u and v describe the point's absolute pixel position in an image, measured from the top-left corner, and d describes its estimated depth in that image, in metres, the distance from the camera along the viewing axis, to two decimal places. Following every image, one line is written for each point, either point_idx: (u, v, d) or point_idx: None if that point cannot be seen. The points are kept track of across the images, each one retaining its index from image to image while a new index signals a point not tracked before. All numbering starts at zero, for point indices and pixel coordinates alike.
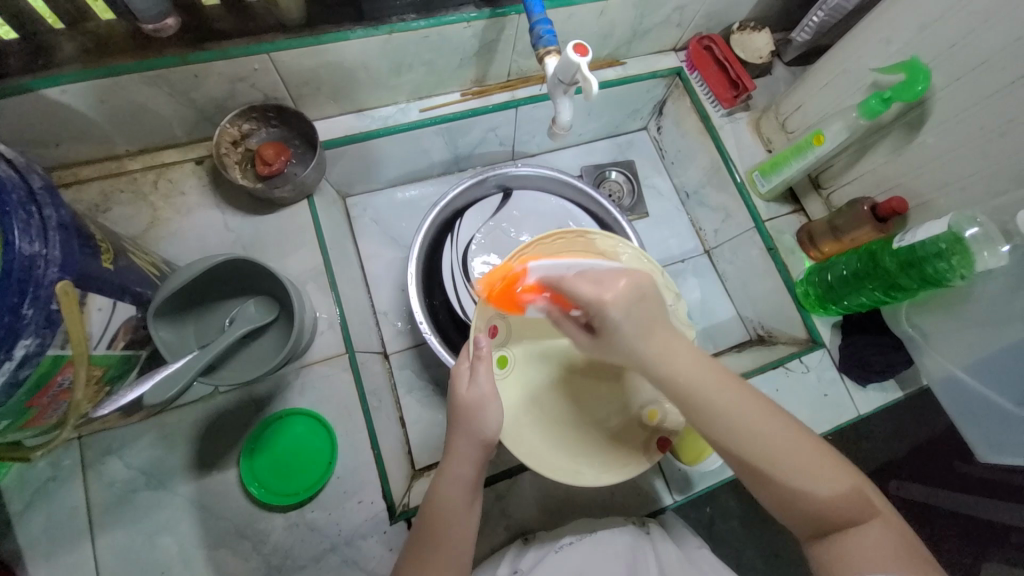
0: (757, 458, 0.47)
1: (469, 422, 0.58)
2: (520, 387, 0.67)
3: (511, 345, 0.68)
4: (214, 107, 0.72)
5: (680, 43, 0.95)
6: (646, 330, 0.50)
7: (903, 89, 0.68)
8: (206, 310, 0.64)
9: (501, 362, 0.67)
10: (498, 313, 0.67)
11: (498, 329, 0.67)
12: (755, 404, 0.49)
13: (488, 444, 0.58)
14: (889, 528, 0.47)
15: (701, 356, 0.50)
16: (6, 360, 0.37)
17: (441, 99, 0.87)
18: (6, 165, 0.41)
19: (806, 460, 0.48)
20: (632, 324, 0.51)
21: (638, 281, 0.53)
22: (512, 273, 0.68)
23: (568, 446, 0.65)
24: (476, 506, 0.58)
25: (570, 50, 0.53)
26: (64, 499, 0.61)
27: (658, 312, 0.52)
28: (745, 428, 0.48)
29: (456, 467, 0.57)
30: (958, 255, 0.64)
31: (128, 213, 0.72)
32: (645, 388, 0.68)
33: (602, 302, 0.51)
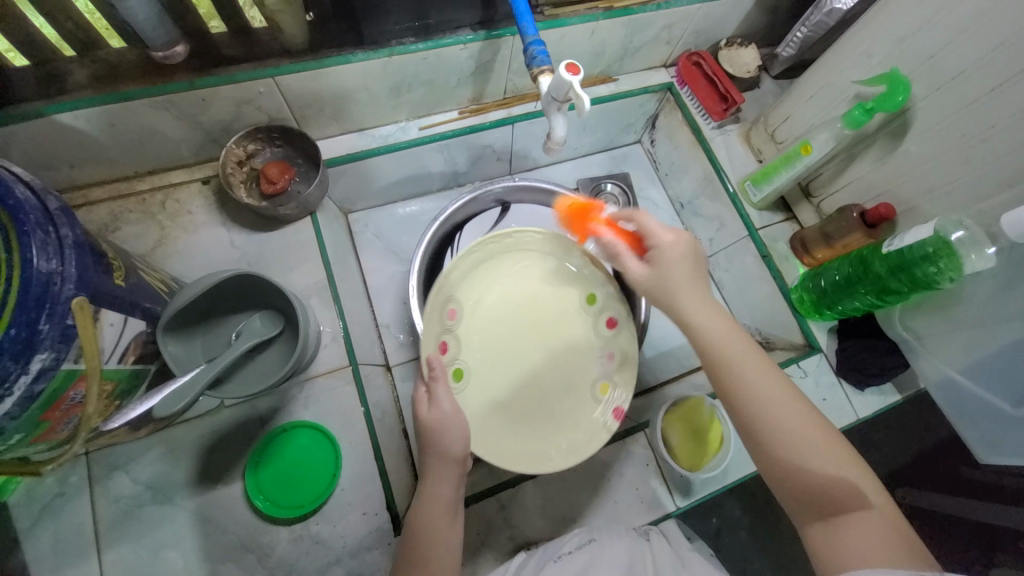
0: (766, 425, 0.53)
1: (437, 446, 0.59)
2: (480, 391, 0.69)
3: (465, 357, 0.70)
4: (221, 128, 0.74)
5: (669, 60, 0.98)
6: (682, 281, 0.58)
7: (885, 99, 0.70)
8: (213, 325, 0.65)
9: (456, 376, 0.69)
10: (444, 325, 0.70)
11: (450, 343, 0.70)
12: (770, 380, 0.55)
13: (460, 462, 0.59)
14: (883, 520, 0.48)
15: (731, 328, 0.58)
16: (22, 374, 0.39)
17: (440, 117, 0.90)
18: (24, 188, 0.43)
19: (808, 437, 0.52)
20: (681, 273, 0.59)
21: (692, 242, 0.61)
22: (452, 286, 0.72)
23: (532, 440, 0.67)
24: (458, 524, 0.58)
25: (562, 69, 0.55)
26: (70, 515, 0.61)
27: (701, 269, 0.61)
28: (754, 396, 0.54)
29: (436, 486, 0.58)
30: (946, 259, 0.66)
31: (137, 232, 0.74)
32: (599, 368, 0.72)
33: (663, 241, 0.60)
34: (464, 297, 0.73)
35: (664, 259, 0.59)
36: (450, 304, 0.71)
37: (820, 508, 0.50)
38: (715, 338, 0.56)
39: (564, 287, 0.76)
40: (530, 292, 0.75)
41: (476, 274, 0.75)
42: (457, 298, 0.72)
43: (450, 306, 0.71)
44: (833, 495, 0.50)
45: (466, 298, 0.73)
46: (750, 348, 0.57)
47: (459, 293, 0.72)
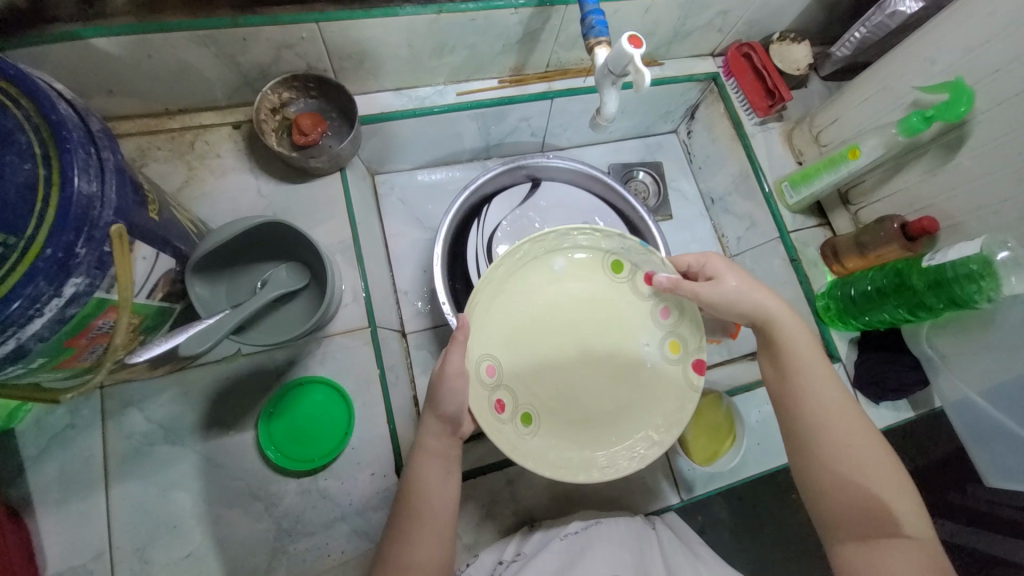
0: (822, 431, 0.56)
1: (430, 406, 0.58)
2: (555, 421, 0.63)
3: (521, 397, 0.63)
4: (257, 72, 0.72)
5: (719, 49, 0.95)
6: (749, 291, 0.62)
7: (946, 109, 0.68)
8: (239, 272, 0.64)
9: (526, 421, 0.62)
10: (487, 385, 0.61)
11: (500, 394, 0.62)
12: (839, 396, 0.58)
13: (453, 420, 0.58)
14: (922, 551, 0.51)
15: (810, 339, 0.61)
16: (55, 297, 0.38)
17: (479, 84, 0.87)
18: (67, 105, 0.41)
19: (863, 452, 0.55)
20: (747, 288, 0.62)
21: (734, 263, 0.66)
22: (480, 341, 0.62)
23: (612, 421, 0.64)
24: (453, 478, 0.58)
25: (624, 40, 0.53)
26: (82, 447, 0.61)
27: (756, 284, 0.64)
28: (820, 406, 0.57)
29: (427, 441, 0.58)
30: (988, 279, 0.64)
31: (165, 170, 0.73)
32: (655, 332, 0.66)
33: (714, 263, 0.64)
34: (495, 346, 0.63)
35: (724, 275, 0.63)
36: (487, 360, 0.62)
37: (860, 523, 0.53)
38: (789, 347, 0.60)
39: (586, 265, 0.67)
40: (561, 286, 0.67)
41: (491, 299, 0.64)
42: (487, 334, 0.63)
43: (488, 362, 0.62)
44: (875, 510, 0.53)
45: (494, 341, 0.63)
46: (825, 361, 0.60)
47: (487, 344, 0.63)
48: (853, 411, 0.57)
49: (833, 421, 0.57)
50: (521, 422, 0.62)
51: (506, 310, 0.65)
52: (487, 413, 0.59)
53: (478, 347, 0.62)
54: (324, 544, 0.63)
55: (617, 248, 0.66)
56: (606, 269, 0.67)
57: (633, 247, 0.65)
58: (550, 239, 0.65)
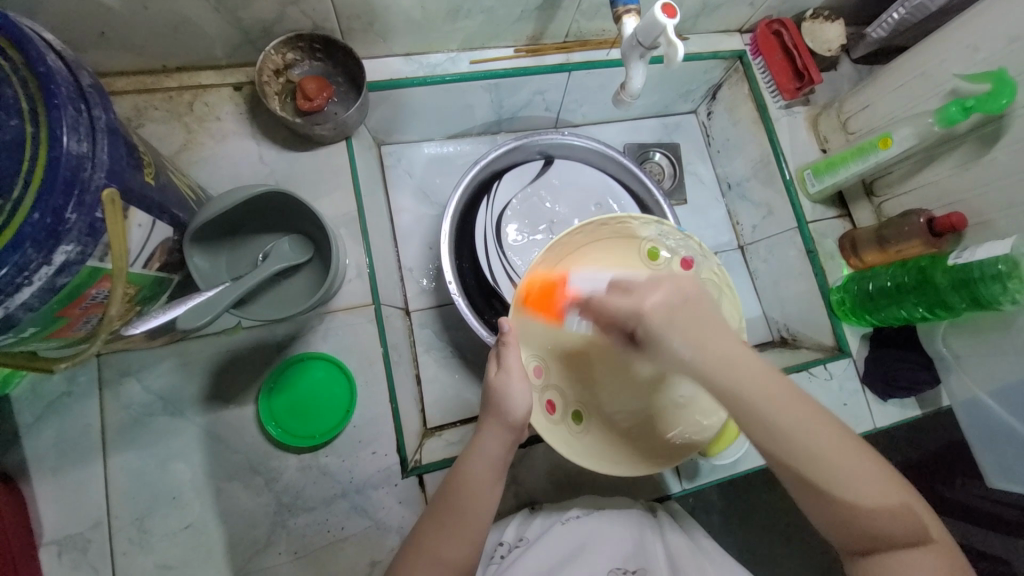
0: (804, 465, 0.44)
1: (496, 409, 0.55)
2: (605, 419, 0.65)
3: (570, 395, 0.65)
4: (260, 30, 0.68)
5: (747, 25, 0.90)
6: (707, 335, 0.45)
7: (987, 100, 0.65)
8: (239, 243, 0.62)
9: (576, 420, 0.64)
10: (536, 387, 0.63)
11: (551, 395, 0.64)
12: (809, 409, 0.45)
13: (518, 427, 0.55)
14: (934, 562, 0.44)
15: (757, 359, 0.45)
16: (45, 264, 0.36)
17: (493, 53, 0.83)
18: (56, 57, 0.38)
19: (854, 470, 0.44)
20: (681, 335, 0.45)
21: (679, 285, 0.48)
22: (528, 340, 0.64)
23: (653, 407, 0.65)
24: (499, 487, 0.55)
25: (657, 9, 0.49)
26: (79, 415, 0.60)
27: (706, 309, 0.47)
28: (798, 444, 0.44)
29: (485, 444, 0.54)
30: (1016, 280, 0.62)
31: (162, 132, 0.69)
32: None
33: (641, 312, 0.47)
34: (543, 347, 0.65)
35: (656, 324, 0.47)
36: (534, 360, 0.64)
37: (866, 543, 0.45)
38: (738, 380, 0.44)
39: (622, 254, 0.66)
40: None
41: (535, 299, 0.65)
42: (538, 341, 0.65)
43: (536, 363, 0.64)
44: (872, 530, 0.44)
45: (544, 340, 0.65)
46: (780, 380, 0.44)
47: (535, 343, 0.65)
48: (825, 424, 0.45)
49: (821, 446, 0.44)
50: (570, 420, 0.64)
51: (547, 309, 0.66)
52: (540, 413, 0.62)
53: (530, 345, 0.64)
54: (324, 521, 0.62)
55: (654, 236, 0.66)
56: (641, 256, 0.66)
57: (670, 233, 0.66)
58: (590, 232, 0.65)
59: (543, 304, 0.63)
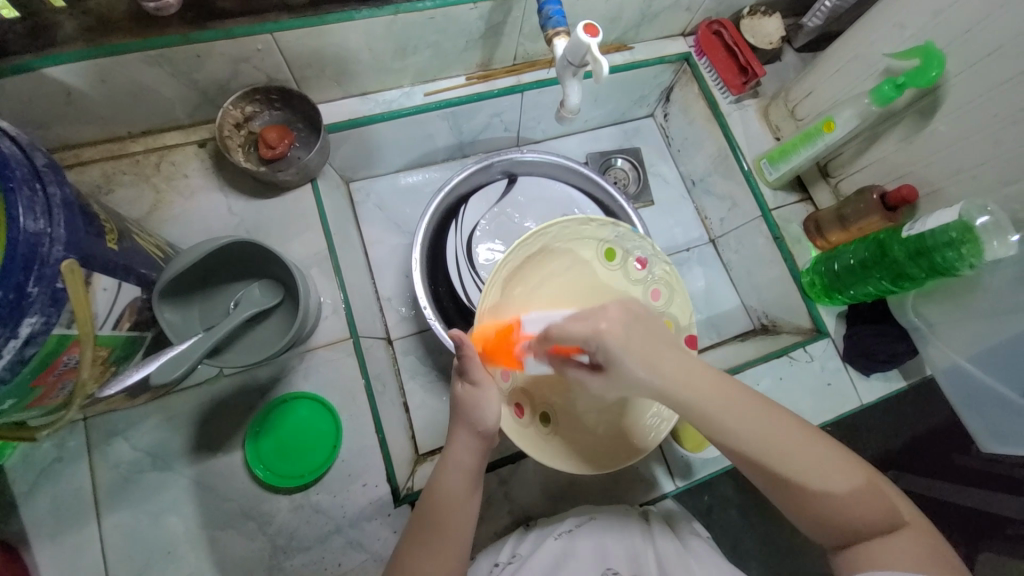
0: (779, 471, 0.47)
1: (467, 418, 0.56)
2: (573, 420, 0.68)
3: (536, 398, 0.67)
4: (217, 88, 0.71)
5: (689, 28, 0.93)
6: (649, 344, 0.49)
7: (917, 75, 0.67)
8: (210, 293, 0.64)
9: (544, 421, 0.67)
10: (507, 394, 0.65)
11: (522, 400, 0.66)
12: (774, 413, 0.49)
13: (488, 436, 0.56)
14: (915, 536, 0.46)
15: (717, 376, 0.49)
16: (11, 338, 0.37)
17: (446, 83, 0.86)
18: (9, 142, 0.40)
19: (821, 462, 0.47)
20: (635, 358, 0.48)
21: (628, 306, 0.52)
22: None
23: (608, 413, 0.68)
24: (476, 497, 0.56)
25: (580, 30, 0.52)
26: (71, 479, 0.61)
27: (656, 333, 0.51)
28: (775, 447, 0.47)
29: (458, 455, 0.56)
30: (968, 245, 0.63)
31: (131, 195, 0.71)
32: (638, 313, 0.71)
33: (599, 335, 0.49)
34: None
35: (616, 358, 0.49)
36: None
37: (848, 531, 0.46)
38: (696, 396, 0.48)
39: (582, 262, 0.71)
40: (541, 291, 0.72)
41: (500, 299, 0.68)
42: None
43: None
44: (852, 517, 0.46)
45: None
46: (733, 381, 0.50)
47: None
48: (787, 418, 0.49)
49: (793, 450, 0.47)
50: (538, 421, 0.66)
51: (507, 313, 0.69)
52: (509, 416, 0.64)
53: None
54: (321, 558, 0.63)
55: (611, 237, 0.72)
56: (598, 258, 0.72)
57: (626, 234, 0.72)
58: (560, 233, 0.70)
59: (500, 352, 0.63)
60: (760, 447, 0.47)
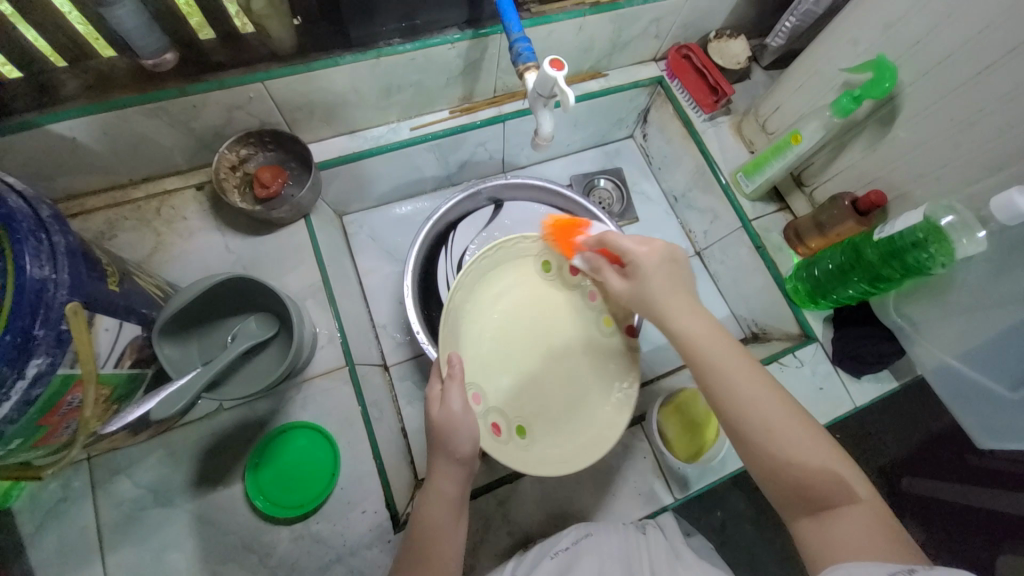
0: (748, 425, 0.51)
1: (445, 448, 0.58)
2: (546, 427, 0.69)
3: (510, 414, 0.68)
4: (213, 134, 0.75)
5: (659, 53, 0.98)
6: (664, 293, 0.59)
7: (872, 87, 0.70)
8: (209, 329, 0.66)
9: (520, 432, 0.67)
10: (478, 413, 0.65)
11: (495, 416, 0.66)
12: (755, 373, 0.54)
13: (467, 462, 0.58)
14: (871, 516, 0.47)
15: (714, 327, 0.57)
16: (19, 379, 0.40)
17: (430, 117, 0.90)
18: (17, 197, 0.43)
19: (788, 424, 0.50)
20: (662, 276, 0.60)
21: (673, 249, 0.63)
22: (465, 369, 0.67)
23: (573, 417, 0.70)
24: (463, 523, 0.58)
25: (546, 65, 0.56)
26: (75, 519, 0.62)
27: (685, 272, 0.62)
28: (747, 402, 0.52)
29: (441, 486, 0.58)
30: (936, 243, 0.66)
31: (133, 239, 0.75)
32: (591, 315, 0.75)
33: (637, 254, 0.62)
34: (475, 374, 0.68)
35: (642, 266, 0.61)
36: (473, 388, 0.66)
37: (807, 497, 0.49)
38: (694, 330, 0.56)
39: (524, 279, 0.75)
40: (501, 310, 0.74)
41: (463, 323, 0.69)
42: (473, 380, 0.67)
43: (472, 391, 0.66)
44: (806, 480, 0.48)
45: (474, 369, 0.68)
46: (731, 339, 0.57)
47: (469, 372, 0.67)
48: (761, 381, 0.53)
49: (759, 407, 0.51)
50: (516, 433, 0.66)
51: (472, 335, 0.70)
52: (488, 434, 0.64)
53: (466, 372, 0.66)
54: None
55: (544, 250, 0.75)
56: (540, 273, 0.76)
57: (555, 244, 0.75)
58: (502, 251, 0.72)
59: (561, 239, 0.74)
60: (731, 399, 0.53)
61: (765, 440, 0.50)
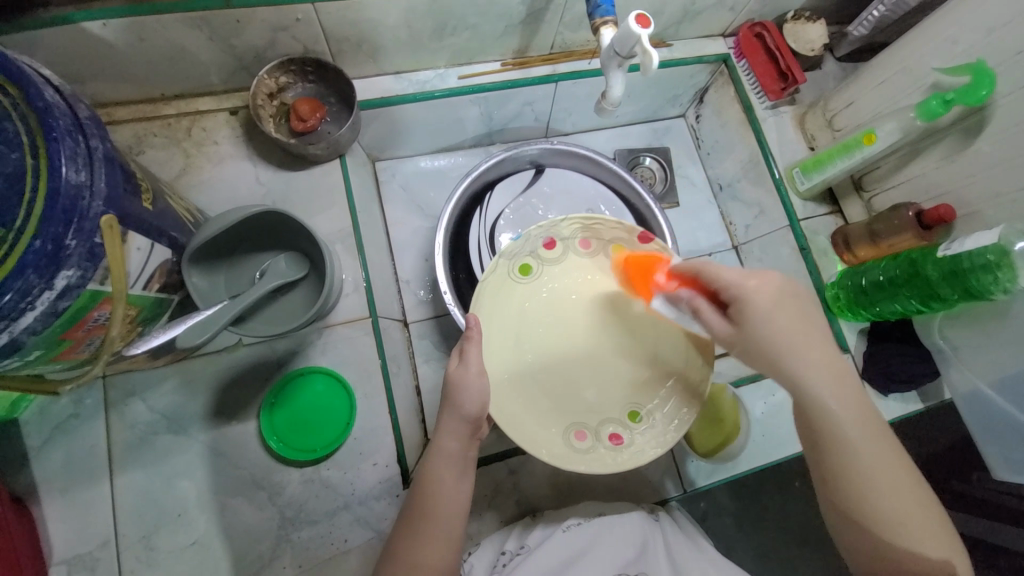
0: (854, 480, 0.49)
1: (453, 405, 0.56)
2: (644, 393, 0.67)
3: (606, 412, 0.66)
4: (253, 56, 0.70)
5: (730, 28, 0.91)
6: (783, 330, 0.50)
7: (967, 91, 0.65)
8: (237, 262, 0.64)
9: (634, 418, 0.65)
10: (592, 447, 0.63)
11: (606, 428, 0.65)
12: (874, 424, 0.50)
13: (475, 422, 0.57)
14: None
15: (841, 371, 0.51)
16: (46, 290, 0.37)
17: (480, 67, 0.85)
18: (54, 92, 0.40)
19: (895, 479, 0.49)
20: (773, 322, 0.50)
21: (778, 281, 0.52)
22: (553, 421, 0.65)
23: (654, 372, 0.67)
24: (468, 479, 0.57)
25: (631, 20, 0.51)
26: (87, 436, 0.61)
27: (800, 305, 0.52)
28: (859, 454, 0.49)
29: (443, 442, 0.56)
30: (1005, 269, 0.62)
31: (161, 158, 0.71)
32: (589, 265, 0.71)
33: (743, 289, 0.51)
34: (563, 415, 0.65)
35: (753, 314, 0.51)
36: (572, 430, 0.64)
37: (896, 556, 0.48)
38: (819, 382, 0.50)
39: (519, 297, 0.69)
40: (529, 339, 0.69)
41: (514, 388, 0.65)
42: (569, 418, 0.65)
43: (575, 431, 0.64)
44: (899, 537, 0.48)
45: (558, 414, 0.65)
46: (855, 386, 0.50)
47: (555, 420, 0.65)
48: (877, 432, 0.50)
49: (872, 461, 0.49)
50: (634, 422, 0.65)
51: (530, 388, 0.66)
52: (607, 451, 0.63)
53: (557, 447, 0.62)
54: (327, 533, 0.63)
55: (512, 257, 0.69)
56: (523, 279, 0.70)
57: (512, 249, 0.68)
58: (489, 300, 0.67)
59: (636, 274, 0.66)
60: (845, 452, 0.49)
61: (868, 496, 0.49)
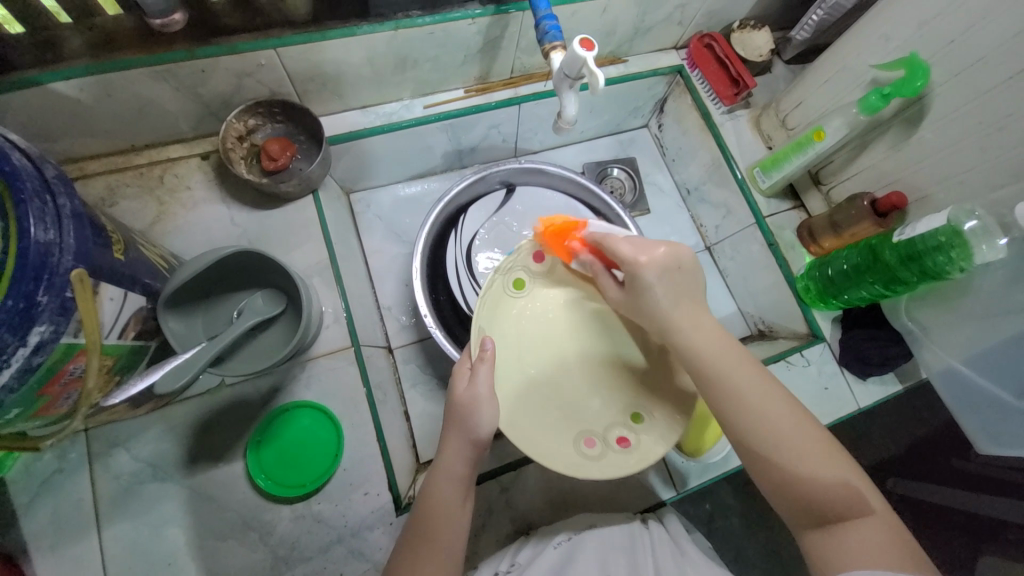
0: (755, 443, 0.51)
1: (462, 422, 0.57)
2: (646, 395, 0.65)
3: (613, 417, 0.64)
4: (220, 102, 0.72)
5: (681, 41, 0.95)
6: (677, 297, 0.56)
7: (903, 84, 0.69)
8: (214, 304, 0.65)
9: (636, 419, 0.63)
10: (602, 454, 0.61)
11: (614, 431, 0.63)
12: (763, 386, 0.53)
13: (480, 443, 0.57)
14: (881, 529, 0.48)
15: (717, 330, 0.56)
16: (20, 346, 0.38)
17: (445, 95, 0.87)
18: (21, 155, 0.41)
19: (788, 428, 0.51)
20: (665, 289, 0.56)
21: (678, 250, 0.57)
22: (561, 433, 0.62)
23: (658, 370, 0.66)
24: (469, 501, 0.57)
25: (576, 44, 0.54)
26: (72, 491, 0.61)
27: (687, 277, 0.58)
28: (747, 406, 0.52)
29: (449, 463, 0.57)
30: (958, 248, 0.65)
31: (135, 207, 0.72)
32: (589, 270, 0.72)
33: (636, 264, 0.57)
34: (573, 423, 0.64)
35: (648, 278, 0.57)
36: (580, 437, 0.62)
37: (819, 512, 0.49)
38: (699, 349, 0.55)
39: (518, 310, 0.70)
40: (529, 352, 0.68)
41: (517, 401, 0.64)
42: (577, 426, 0.63)
43: (584, 438, 0.62)
44: (816, 490, 0.49)
45: (565, 423, 0.63)
46: (731, 346, 0.56)
47: (564, 430, 0.63)
48: (761, 386, 0.53)
49: (762, 413, 0.52)
50: (637, 425, 0.63)
51: (532, 398, 0.65)
52: (618, 456, 0.61)
53: (567, 457, 0.60)
54: (322, 568, 0.62)
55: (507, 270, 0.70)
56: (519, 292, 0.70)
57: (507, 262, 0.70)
58: (487, 314, 0.67)
59: (555, 241, 0.69)
60: (740, 413, 0.52)
61: (771, 456, 0.51)
